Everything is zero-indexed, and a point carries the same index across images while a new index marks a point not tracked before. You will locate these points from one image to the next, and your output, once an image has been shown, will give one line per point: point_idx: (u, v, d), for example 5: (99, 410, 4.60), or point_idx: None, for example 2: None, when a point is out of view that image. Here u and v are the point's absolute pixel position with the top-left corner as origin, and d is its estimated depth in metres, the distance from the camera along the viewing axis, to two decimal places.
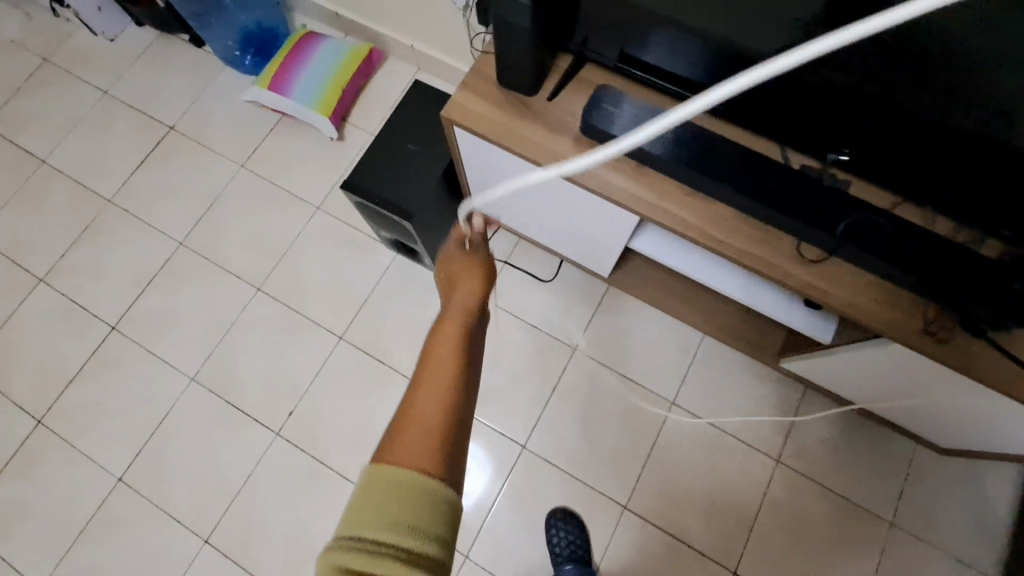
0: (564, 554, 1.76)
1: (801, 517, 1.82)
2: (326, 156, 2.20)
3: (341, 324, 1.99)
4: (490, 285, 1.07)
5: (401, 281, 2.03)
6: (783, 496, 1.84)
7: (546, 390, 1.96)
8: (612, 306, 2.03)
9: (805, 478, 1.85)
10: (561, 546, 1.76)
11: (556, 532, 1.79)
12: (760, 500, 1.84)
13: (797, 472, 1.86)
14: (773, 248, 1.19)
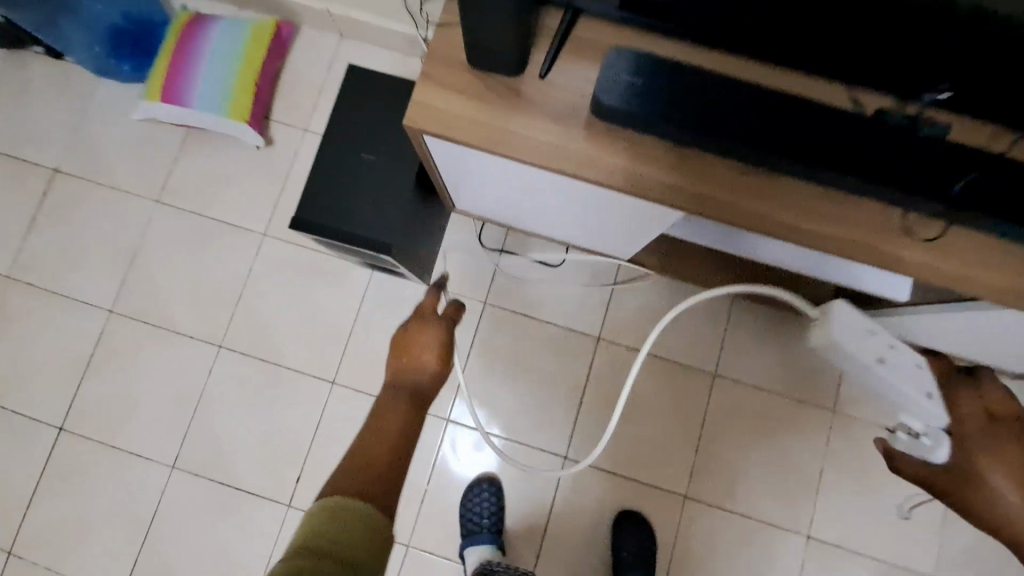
0: (634, 555, 1.62)
1: (866, 465, 1.71)
2: (258, 169, 1.82)
3: (327, 367, 1.72)
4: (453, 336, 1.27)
5: (386, 303, 1.74)
6: (845, 446, 1.72)
7: (575, 389, 1.72)
8: (634, 279, 1.75)
9: (865, 423, 1.72)
10: (629, 548, 1.63)
11: (622, 537, 1.64)
12: (824, 455, 1.72)
13: (856, 418, 1.73)
14: (872, 227, 0.96)
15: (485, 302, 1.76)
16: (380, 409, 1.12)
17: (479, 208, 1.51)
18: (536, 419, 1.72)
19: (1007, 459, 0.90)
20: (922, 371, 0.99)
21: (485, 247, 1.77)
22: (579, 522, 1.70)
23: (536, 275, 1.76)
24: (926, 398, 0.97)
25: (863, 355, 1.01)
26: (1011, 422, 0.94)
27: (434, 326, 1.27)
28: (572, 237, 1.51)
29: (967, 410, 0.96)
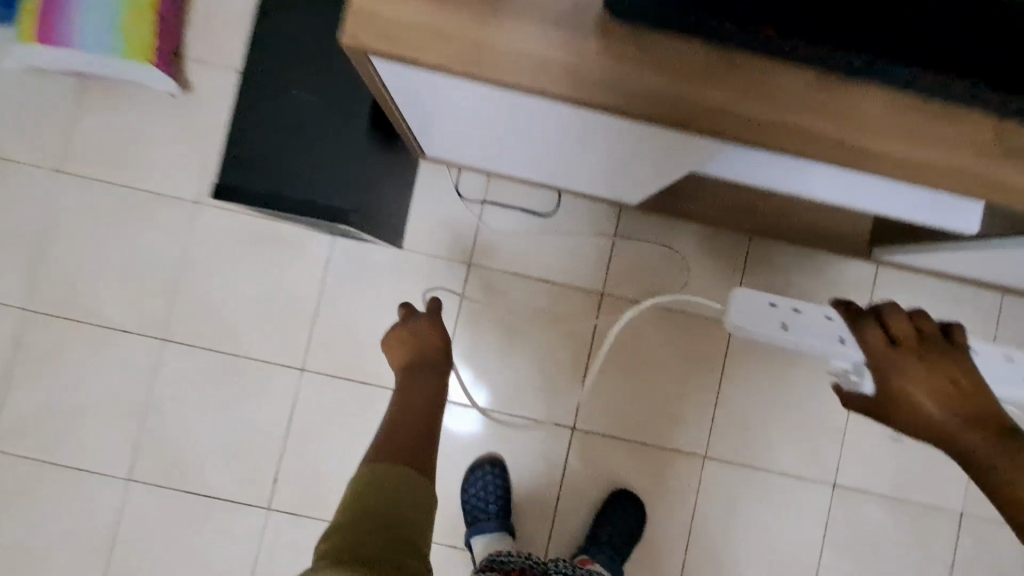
0: (622, 534, 1.47)
1: None
2: (179, 123, 1.50)
3: (292, 351, 1.48)
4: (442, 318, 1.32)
5: (354, 272, 1.49)
6: None
7: (580, 352, 1.53)
8: (639, 224, 1.52)
9: None
10: (616, 527, 1.47)
11: (611, 514, 1.48)
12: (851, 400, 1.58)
13: None
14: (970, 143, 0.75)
15: (468, 262, 1.51)
16: (410, 384, 1.15)
17: (454, 150, 1.26)
18: (539, 389, 1.53)
19: (941, 374, 0.82)
20: (830, 322, 0.98)
21: (463, 199, 1.51)
22: (590, 496, 1.53)
23: (526, 227, 1.52)
24: (837, 341, 0.96)
25: (767, 330, 0.99)
26: (921, 345, 0.85)
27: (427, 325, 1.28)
28: (568, 178, 1.28)
29: (895, 336, 0.86)
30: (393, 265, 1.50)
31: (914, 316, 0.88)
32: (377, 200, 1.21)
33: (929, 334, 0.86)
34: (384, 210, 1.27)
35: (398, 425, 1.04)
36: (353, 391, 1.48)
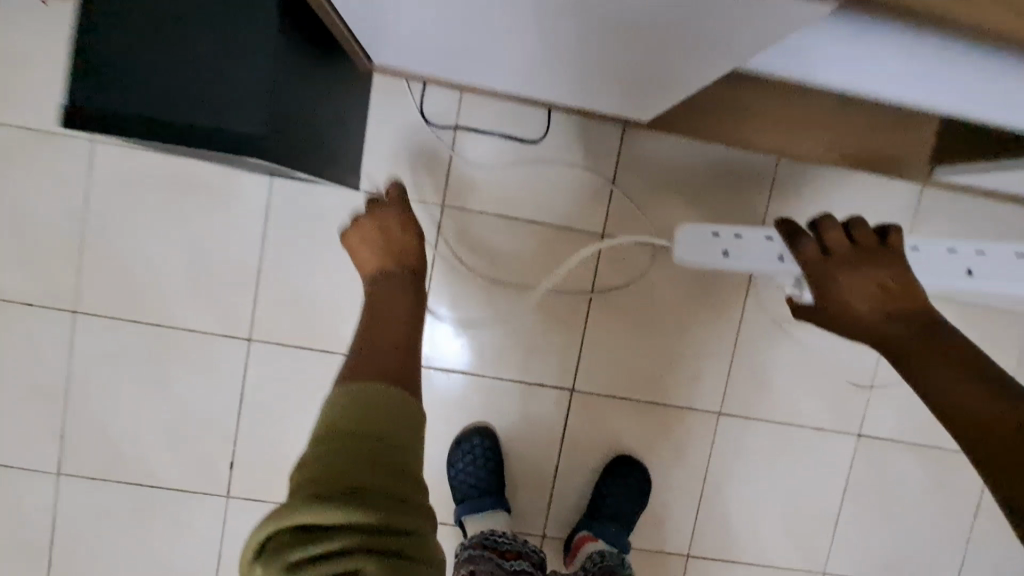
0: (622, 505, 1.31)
1: None
2: (54, 38, 1.17)
3: (233, 318, 1.24)
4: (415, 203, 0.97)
5: (299, 221, 1.22)
6: None
7: (580, 306, 1.31)
8: (645, 149, 1.27)
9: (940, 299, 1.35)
10: (616, 497, 1.31)
11: (610, 483, 1.32)
12: None
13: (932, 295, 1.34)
14: None
15: (441, 205, 1.25)
16: (382, 299, 0.80)
17: (413, 57, 0.98)
18: (532, 350, 1.31)
19: (865, 277, 0.75)
20: (772, 242, 0.93)
21: (432, 126, 1.23)
22: (590, 465, 1.36)
23: (511, 157, 1.25)
24: (778, 260, 0.92)
25: (714, 259, 0.98)
26: (857, 249, 0.78)
27: (388, 216, 0.91)
28: (559, 91, 1.02)
29: (827, 243, 0.79)
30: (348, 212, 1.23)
31: (850, 223, 0.80)
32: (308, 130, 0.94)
33: (862, 240, 0.79)
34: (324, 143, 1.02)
35: (370, 349, 0.71)
36: (311, 363, 1.26)
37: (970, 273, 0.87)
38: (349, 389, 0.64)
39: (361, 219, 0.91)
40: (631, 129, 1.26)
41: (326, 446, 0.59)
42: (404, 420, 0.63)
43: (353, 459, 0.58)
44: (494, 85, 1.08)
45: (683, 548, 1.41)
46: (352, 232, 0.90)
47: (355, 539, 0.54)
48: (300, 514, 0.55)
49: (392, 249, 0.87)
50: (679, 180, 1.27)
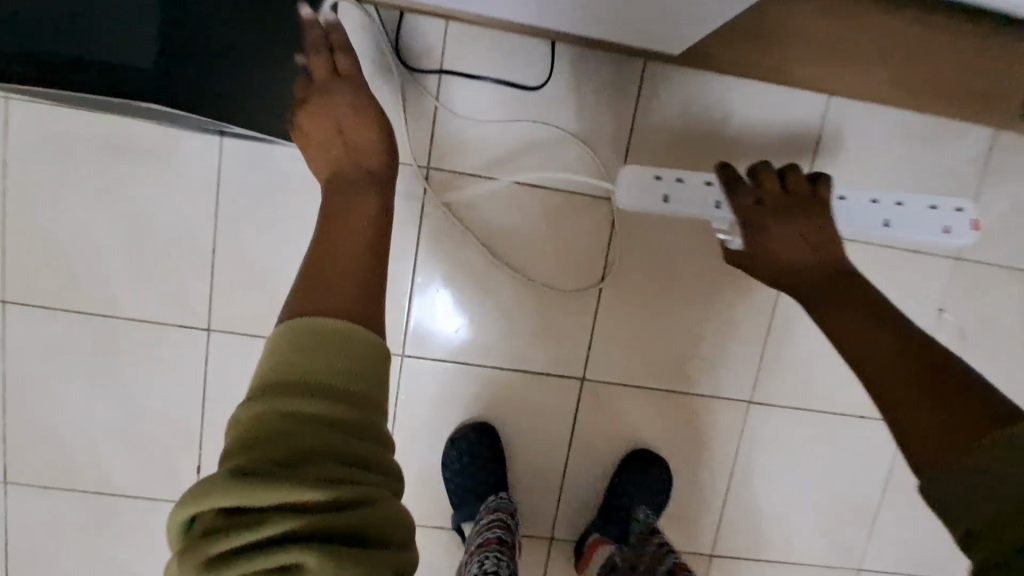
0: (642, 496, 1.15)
1: (1006, 326, 1.18)
2: None
3: (187, 304, 1.06)
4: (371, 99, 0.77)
5: (257, 188, 1.02)
6: (980, 304, 1.17)
7: (592, 282, 1.12)
8: (669, 91, 1.06)
9: (1006, 268, 1.16)
10: (635, 490, 1.15)
11: (630, 480, 1.15)
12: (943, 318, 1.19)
13: (996, 264, 1.16)
14: None
15: (424, 168, 1.05)
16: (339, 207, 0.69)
17: None
18: (536, 333, 1.13)
19: (793, 226, 0.81)
20: (710, 188, 0.92)
21: (410, 72, 1.01)
22: (603, 462, 1.20)
23: (508, 106, 1.04)
24: (714, 207, 0.92)
25: (652, 205, 0.93)
26: (795, 199, 0.84)
27: (338, 102, 0.76)
28: (567, 18, 0.81)
29: (763, 192, 0.85)
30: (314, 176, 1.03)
31: (786, 172, 0.87)
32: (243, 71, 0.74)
33: (794, 188, 0.85)
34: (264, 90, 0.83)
35: (319, 282, 0.59)
36: None
37: (888, 223, 0.92)
38: (285, 327, 0.54)
39: (310, 98, 0.77)
40: (653, 64, 1.04)
41: (256, 408, 0.49)
42: (355, 366, 0.53)
43: (290, 423, 0.49)
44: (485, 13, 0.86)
45: (706, 549, 1.26)
46: (300, 114, 0.78)
47: (294, 518, 0.45)
48: (225, 496, 0.45)
49: (343, 145, 0.74)
50: (712, 129, 1.07)
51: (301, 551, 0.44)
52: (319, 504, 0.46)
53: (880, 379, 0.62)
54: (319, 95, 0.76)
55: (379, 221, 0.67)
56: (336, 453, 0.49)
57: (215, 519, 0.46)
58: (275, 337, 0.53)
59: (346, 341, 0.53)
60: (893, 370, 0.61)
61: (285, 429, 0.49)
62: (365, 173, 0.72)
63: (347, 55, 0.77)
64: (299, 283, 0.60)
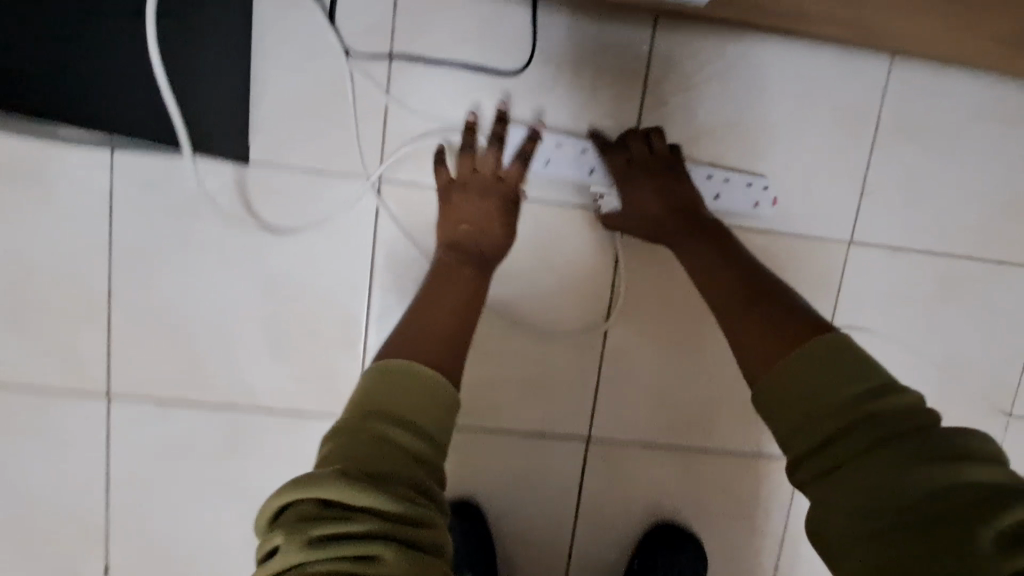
0: None
1: None
2: None
3: (77, 364, 0.83)
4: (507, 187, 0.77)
5: (162, 214, 0.80)
6: None
7: (595, 317, 0.88)
8: (690, 66, 0.81)
9: None
10: None
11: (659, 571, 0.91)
12: None
13: None
14: None
15: (375, 180, 0.80)
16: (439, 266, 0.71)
17: None
18: (527, 384, 0.89)
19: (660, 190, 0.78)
20: (586, 155, 0.82)
21: (350, 57, 0.78)
22: (618, 543, 0.95)
23: (477, 100, 0.80)
24: (588, 173, 0.82)
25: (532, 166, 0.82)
26: (644, 161, 0.79)
27: (488, 201, 0.76)
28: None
29: (631, 156, 0.80)
30: (232, 196, 0.80)
31: (650, 134, 0.80)
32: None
33: (655, 151, 0.79)
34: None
35: (420, 334, 0.61)
36: (203, 425, 0.85)
37: (715, 198, 0.83)
38: (408, 365, 0.56)
39: (465, 184, 0.76)
40: (668, 31, 0.80)
41: (358, 424, 0.51)
42: (445, 416, 0.54)
43: (386, 443, 0.50)
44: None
45: None
46: (448, 186, 0.77)
47: (383, 528, 0.45)
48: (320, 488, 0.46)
49: (481, 237, 0.75)
50: (746, 114, 0.82)
51: (386, 554, 0.44)
52: (405, 519, 0.47)
53: (737, 336, 0.65)
54: (477, 184, 0.76)
55: (470, 289, 0.69)
56: (423, 485, 0.50)
57: (308, 514, 0.46)
58: (382, 367, 0.56)
59: (447, 395, 0.55)
60: (769, 331, 0.62)
61: (375, 448, 0.50)
62: (475, 250, 0.74)
63: (519, 169, 0.77)
64: (400, 326, 0.64)
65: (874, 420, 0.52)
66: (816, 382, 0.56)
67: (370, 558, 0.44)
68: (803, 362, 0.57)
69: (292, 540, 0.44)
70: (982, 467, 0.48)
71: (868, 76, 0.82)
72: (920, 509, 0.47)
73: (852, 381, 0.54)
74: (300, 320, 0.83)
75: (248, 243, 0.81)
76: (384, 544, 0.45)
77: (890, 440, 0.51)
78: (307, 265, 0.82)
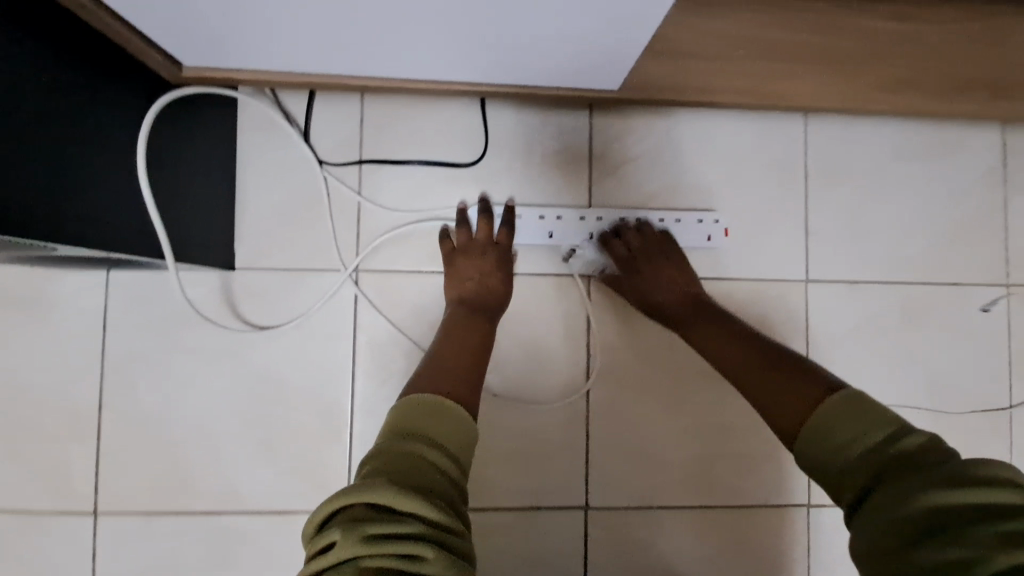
0: None
1: None
2: None
3: (65, 485, 0.83)
4: (500, 250, 0.81)
5: (153, 326, 0.84)
6: None
7: (576, 380, 0.90)
8: (627, 141, 0.90)
9: None
10: None
11: None
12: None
13: None
14: None
15: (352, 272, 0.86)
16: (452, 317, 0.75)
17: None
18: (518, 456, 0.89)
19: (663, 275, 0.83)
20: (545, 221, 0.88)
21: (324, 167, 0.87)
22: None
23: (440, 193, 0.88)
24: (547, 238, 0.88)
25: None
26: (644, 250, 0.84)
27: (487, 259, 0.80)
28: (464, 42, 0.63)
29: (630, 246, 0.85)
30: (219, 302, 0.85)
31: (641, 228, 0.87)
32: (60, 167, 0.57)
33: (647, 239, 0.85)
34: (97, 196, 0.63)
35: (440, 370, 0.65)
36: (191, 537, 0.83)
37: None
38: (435, 398, 0.58)
39: (463, 249, 0.81)
40: (603, 115, 0.90)
41: (398, 443, 0.53)
42: (470, 446, 0.57)
43: (426, 460, 0.52)
44: (373, 62, 0.70)
45: None
46: (449, 253, 0.82)
47: (427, 531, 0.46)
48: (377, 491, 0.47)
49: (484, 292, 0.78)
50: (685, 177, 0.90)
51: (429, 555, 0.45)
52: (443, 527, 0.48)
53: (770, 393, 0.65)
54: (474, 246, 0.81)
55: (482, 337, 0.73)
56: (454, 500, 0.51)
57: (358, 516, 0.46)
58: (418, 397, 0.58)
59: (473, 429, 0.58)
60: (787, 395, 0.63)
61: (418, 465, 0.51)
62: (484, 302, 0.77)
63: (508, 233, 0.83)
64: (422, 368, 0.66)
65: (893, 463, 0.53)
66: (842, 433, 0.56)
67: (415, 557, 0.44)
68: (826, 413, 0.58)
69: (347, 536, 0.45)
70: (996, 490, 0.47)
71: (787, 134, 0.92)
72: (938, 533, 0.46)
73: (871, 432, 0.55)
74: (288, 414, 0.85)
75: (234, 343, 0.85)
76: (428, 545, 0.45)
77: (907, 474, 0.51)
78: (292, 359, 0.85)
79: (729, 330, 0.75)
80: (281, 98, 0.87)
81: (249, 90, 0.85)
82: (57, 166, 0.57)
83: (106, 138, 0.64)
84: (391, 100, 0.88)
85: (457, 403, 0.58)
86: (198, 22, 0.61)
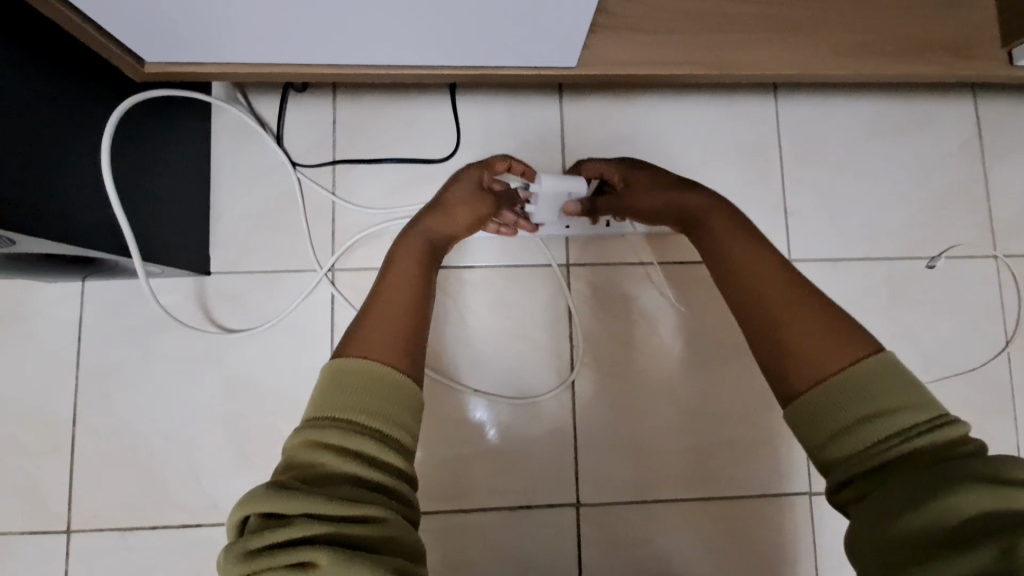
0: None
1: None
2: None
3: (39, 501, 0.80)
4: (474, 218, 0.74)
5: (129, 334, 0.83)
6: None
7: (560, 373, 0.88)
8: (599, 129, 0.90)
9: None
10: None
11: None
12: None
13: None
14: None
15: (328, 271, 0.85)
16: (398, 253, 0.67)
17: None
18: (504, 454, 0.86)
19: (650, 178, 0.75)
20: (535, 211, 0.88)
21: (297, 168, 0.87)
22: None
23: (413, 188, 0.88)
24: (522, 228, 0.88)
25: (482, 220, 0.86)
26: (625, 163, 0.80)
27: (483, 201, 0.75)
28: (418, 22, 0.63)
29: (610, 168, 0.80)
30: (194, 305, 0.84)
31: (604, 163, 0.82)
32: (15, 153, 0.57)
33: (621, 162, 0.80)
34: (62, 190, 0.63)
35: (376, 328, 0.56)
36: (164, 554, 0.80)
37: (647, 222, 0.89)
38: (390, 371, 0.51)
39: (471, 175, 0.76)
40: (575, 105, 0.91)
41: (302, 435, 0.47)
42: (406, 417, 0.50)
43: (328, 453, 0.46)
44: (335, 56, 0.71)
45: None
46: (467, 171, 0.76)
47: (325, 533, 0.42)
48: (264, 502, 0.43)
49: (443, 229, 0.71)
50: (660, 162, 0.90)
51: (322, 560, 0.40)
52: (355, 521, 0.43)
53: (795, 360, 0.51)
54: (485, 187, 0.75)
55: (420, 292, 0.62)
56: (374, 487, 0.46)
57: (252, 527, 0.43)
58: (324, 369, 0.51)
59: (413, 395, 0.52)
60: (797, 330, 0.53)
61: (322, 460, 0.46)
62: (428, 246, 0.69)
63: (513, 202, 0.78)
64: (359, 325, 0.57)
65: (893, 462, 0.45)
66: (835, 422, 0.48)
67: (311, 564, 0.40)
68: (840, 386, 0.48)
69: (238, 551, 0.42)
70: (1004, 494, 0.40)
71: (757, 115, 0.92)
72: (928, 546, 0.40)
73: (867, 424, 0.46)
74: (265, 420, 0.83)
75: (210, 347, 0.84)
76: (320, 549, 0.40)
77: (904, 474, 0.44)
78: (268, 364, 0.84)
79: (777, 260, 0.59)
80: (254, 102, 0.88)
81: (224, 93, 0.87)
82: (11, 152, 0.56)
83: (67, 131, 0.64)
84: (361, 99, 0.89)
85: (409, 378, 0.52)
86: (161, 20, 0.62)
